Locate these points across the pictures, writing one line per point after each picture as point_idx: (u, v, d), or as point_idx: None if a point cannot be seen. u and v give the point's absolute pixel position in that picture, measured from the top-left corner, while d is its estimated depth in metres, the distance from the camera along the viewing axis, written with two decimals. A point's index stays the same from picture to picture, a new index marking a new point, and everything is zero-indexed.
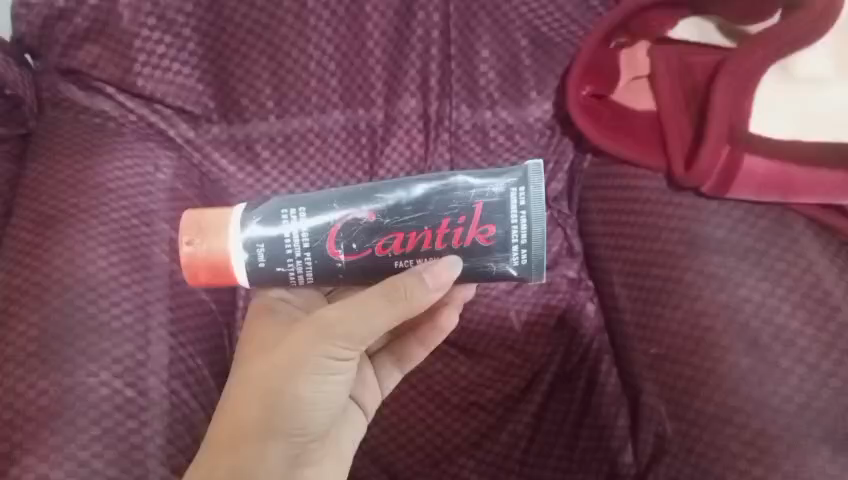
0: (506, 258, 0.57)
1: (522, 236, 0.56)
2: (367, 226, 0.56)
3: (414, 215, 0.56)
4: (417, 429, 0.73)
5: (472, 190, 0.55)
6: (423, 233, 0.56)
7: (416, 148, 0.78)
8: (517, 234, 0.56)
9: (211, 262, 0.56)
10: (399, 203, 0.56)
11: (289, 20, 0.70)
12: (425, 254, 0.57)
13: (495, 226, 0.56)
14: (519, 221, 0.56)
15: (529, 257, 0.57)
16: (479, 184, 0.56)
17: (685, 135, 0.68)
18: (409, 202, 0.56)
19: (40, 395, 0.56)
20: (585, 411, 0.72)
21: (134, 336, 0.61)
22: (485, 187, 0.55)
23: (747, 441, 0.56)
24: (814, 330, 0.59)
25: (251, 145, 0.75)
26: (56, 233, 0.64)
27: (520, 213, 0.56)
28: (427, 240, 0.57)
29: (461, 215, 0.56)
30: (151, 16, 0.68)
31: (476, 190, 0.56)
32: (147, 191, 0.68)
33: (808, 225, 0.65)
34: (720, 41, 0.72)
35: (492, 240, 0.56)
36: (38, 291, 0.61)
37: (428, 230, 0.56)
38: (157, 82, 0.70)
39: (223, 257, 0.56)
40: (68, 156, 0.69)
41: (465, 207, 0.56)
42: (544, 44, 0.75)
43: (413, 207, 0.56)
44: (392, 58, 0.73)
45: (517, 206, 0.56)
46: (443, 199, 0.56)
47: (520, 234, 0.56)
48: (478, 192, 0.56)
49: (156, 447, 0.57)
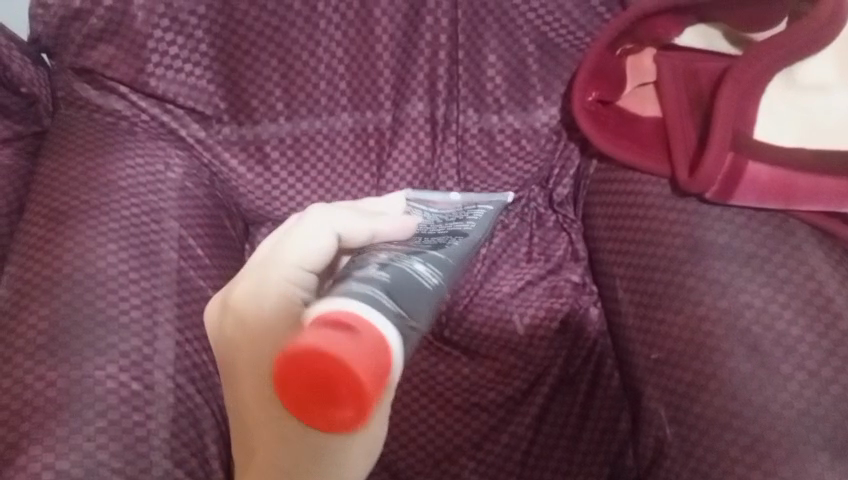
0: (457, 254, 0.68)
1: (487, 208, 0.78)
2: (412, 284, 0.59)
3: (445, 268, 0.65)
4: (418, 429, 0.72)
5: (466, 221, 0.74)
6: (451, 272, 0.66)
7: (424, 151, 0.79)
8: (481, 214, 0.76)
9: (367, 349, 0.48)
10: (441, 259, 0.65)
11: (299, 22, 0.71)
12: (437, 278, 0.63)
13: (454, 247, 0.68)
14: (480, 212, 0.76)
15: (491, 203, 0.78)
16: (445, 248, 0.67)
17: (689, 141, 0.69)
18: (443, 255, 0.66)
19: (47, 386, 0.57)
20: (585, 415, 0.73)
21: (141, 331, 0.62)
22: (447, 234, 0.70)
23: (746, 446, 0.56)
24: (815, 336, 0.59)
25: (261, 146, 0.76)
26: (67, 228, 0.65)
27: (483, 207, 0.77)
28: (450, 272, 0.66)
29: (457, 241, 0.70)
30: (164, 17, 0.68)
31: (457, 240, 0.70)
32: (157, 189, 0.70)
33: (810, 232, 0.66)
34: (726, 49, 0.74)
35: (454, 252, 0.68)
36: (49, 285, 0.62)
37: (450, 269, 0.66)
38: (169, 82, 0.71)
39: (375, 350, 0.49)
40: (79, 155, 0.71)
41: (458, 235, 0.71)
42: (552, 50, 0.75)
43: (417, 259, 0.63)
44: (400, 62, 0.75)
45: (481, 205, 0.77)
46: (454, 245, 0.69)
47: (484, 211, 0.77)
48: (462, 226, 0.73)
49: (160, 441, 0.57)
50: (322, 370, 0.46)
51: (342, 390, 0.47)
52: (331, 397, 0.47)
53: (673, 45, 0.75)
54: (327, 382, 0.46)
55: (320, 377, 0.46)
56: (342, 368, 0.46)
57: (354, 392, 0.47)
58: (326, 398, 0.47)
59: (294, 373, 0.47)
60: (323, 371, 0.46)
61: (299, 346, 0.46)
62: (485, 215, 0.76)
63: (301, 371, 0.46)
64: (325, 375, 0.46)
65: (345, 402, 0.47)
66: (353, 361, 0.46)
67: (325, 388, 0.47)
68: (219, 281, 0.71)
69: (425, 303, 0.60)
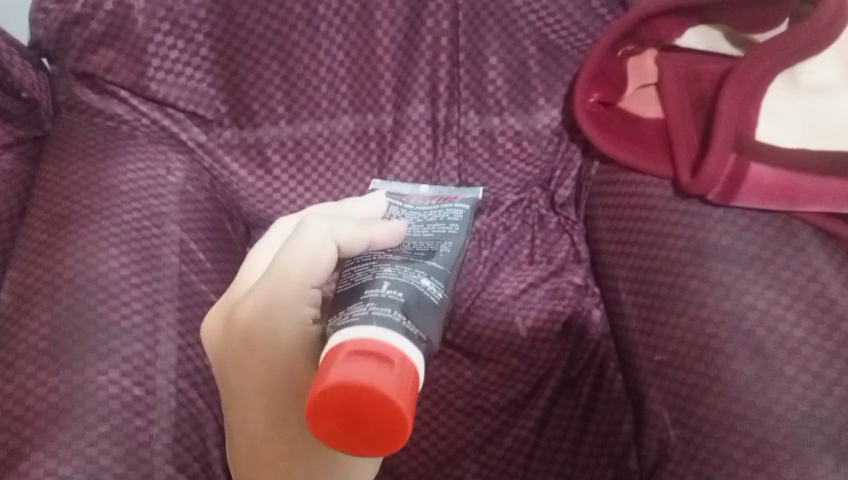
0: (449, 258, 0.67)
1: (462, 205, 0.74)
2: (422, 299, 0.58)
3: (445, 280, 0.64)
4: (420, 433, 0.72)
5: (452, 222, 0.72)
6: (449, 276, 0.65)
7: (424, 153, 0.79)
8: (456, 215, 0.72)
9: (397, 377, 0.48)
10: (441, 269, 0.64)
11: (300, 26, 0.71)
12: (440, 285, 0.62)
13: (444, 250, 0.67)
14: (455, 211, 0.73)
15: (467, 200, 0.75)
16: (441, 258, 0.66)
17: (691, 143, 0.69)
18: (442, 264, 0.65)
19: (50, 392, 0.57)
20: (588, 417, 0.72)
21: (143, 335, 0.62)
22: (432, 240, 0.68)
23: (750, 448, 0.55)
24: (819, 338, 0.59)
25: (262, 150, 0.76)
26: (69, 234, 0.65)
27: (455, 207, 0.73)
28: (448, 277, 0.64)
29: (447, 244, 0.68)
30: (165, 21, 0.68)
31: (446, 246, 0.68)
32: (158, 193, 0.70)
33: (814, 234, 0.66)
34: (728, 50, 0.73)
35: (446, 258, 0.66)
36: (51, 290, 0.62)
37: (448, 275, 0.64)
38: (169, 86, 0.71)
39: (403, 379, 0.48)
40: (80, 159, 0.71)
41: (450, 236, 0.69)
42: (553, 52, 0.75)
43: (422, 273, 0.61)
44: (401, 64, 0.75)
45: (453, 204, 0.74)
46: (444, 249, 0.67)
47: (459, 211, 0.73)
48: (450, 227, 0.71)
49: (163, 446, 0.57)
50: (352, 403, 0.46)
51: (371, 422, 0.46)
52: (360, 428, 0.47)
53: (674, 45, 0.74)
54: (357, 414, 0.46)
55: (354, 410, 0.46)
56: (373, 399, 0.46)
57: (384, 422, 0.46)
58: (356, 430, 0.47)
59: (322, 409, 0.46)
60: (354, 404, 0.46)
61: (327, 382, 0.46)
62: (465, 216, 0.73)
63: (330, 407, 0.46)
64: (357, 409, 0.46)
65: (374, 432, 0.47)
66: (384, 390, 0.46)
67: (356, 421, 0.46)
68: (220, 285, 0.71)
69: (435, 318, 0.59)
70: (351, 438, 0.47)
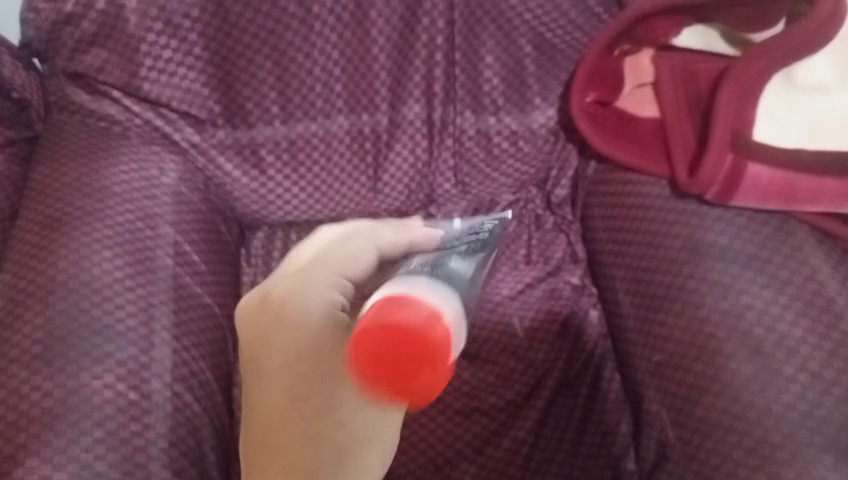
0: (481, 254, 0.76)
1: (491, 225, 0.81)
2: (451, 276, 0.65)
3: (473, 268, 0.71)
4: (419, 435, 0.72)
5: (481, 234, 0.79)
6: (477, 267, 0.73)
7: (420, 153, 0.79)
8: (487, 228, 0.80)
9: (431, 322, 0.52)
10: (468, 261, 0.71)
11: (294, 25, 0.70)
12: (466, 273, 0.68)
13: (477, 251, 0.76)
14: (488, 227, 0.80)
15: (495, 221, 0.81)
16: (476, 254, 0.75)
17: (688, 142, 0.69)
18: (469, 257, 0.72)
19: (44, 397, 0.56)
20: (587, 418, 0.72)
21: (138, 339, 0.61)
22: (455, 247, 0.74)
23: (749, 448, 0.56)
24: (817, 338, 0.59)
25: (256, 150, 0.76)
26: (61, 236, 0.64)
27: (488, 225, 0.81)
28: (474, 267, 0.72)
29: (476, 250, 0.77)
30: (158, 21, 0.68)
31: (479, 246, 0.76)
32: (152, 195, 0.70)
33: (809, 233, 0.66)
34: (725, 51, 0.73)
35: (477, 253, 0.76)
36: (43, 294, 0.61)
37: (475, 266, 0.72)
38: (163, 86, 0.70)
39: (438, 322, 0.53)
40: (72, 160, 0.70)
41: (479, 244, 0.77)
42: (548, 50, 0.75)
43: (450, 260, 0.69)
44: (396, 64, 0.74)
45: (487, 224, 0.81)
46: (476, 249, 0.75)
47: (488, 228, 0.80)
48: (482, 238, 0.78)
49: (159, 451, 0.57)
50: (387, 337, 0.50)
51: (408, 349, 0.50)
52: (401, 361, 0.50)
53: (671, 45, 0.74)
54: (395, 349, 0.50)
55: (390, 344, 0.50)
56: (403, 329, 0.51)
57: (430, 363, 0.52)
58: (400, 366, 0.50)
59: (365, 353, 0.50)
60: (390, 336, 0.50)
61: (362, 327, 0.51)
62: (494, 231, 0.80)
63: (370, 347, 0.50)
64: (392, 342, 0.50)
65: (415, 360, 0.50)
66: (412, 318, 0.51)
67: (395, 355, 0.50)
68: (215, 287, 0.71)
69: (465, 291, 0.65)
70: (398, 374, 0.51)
